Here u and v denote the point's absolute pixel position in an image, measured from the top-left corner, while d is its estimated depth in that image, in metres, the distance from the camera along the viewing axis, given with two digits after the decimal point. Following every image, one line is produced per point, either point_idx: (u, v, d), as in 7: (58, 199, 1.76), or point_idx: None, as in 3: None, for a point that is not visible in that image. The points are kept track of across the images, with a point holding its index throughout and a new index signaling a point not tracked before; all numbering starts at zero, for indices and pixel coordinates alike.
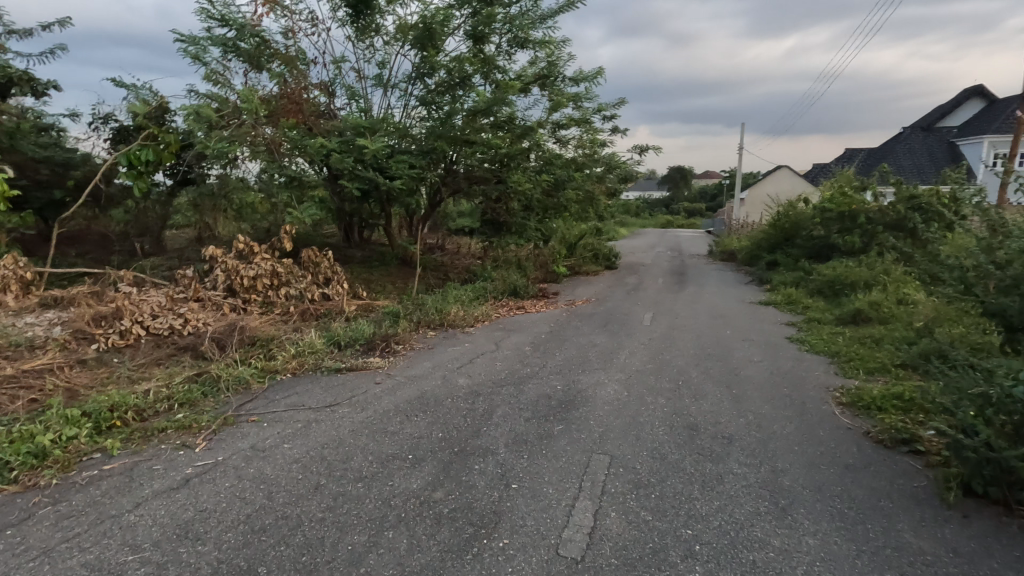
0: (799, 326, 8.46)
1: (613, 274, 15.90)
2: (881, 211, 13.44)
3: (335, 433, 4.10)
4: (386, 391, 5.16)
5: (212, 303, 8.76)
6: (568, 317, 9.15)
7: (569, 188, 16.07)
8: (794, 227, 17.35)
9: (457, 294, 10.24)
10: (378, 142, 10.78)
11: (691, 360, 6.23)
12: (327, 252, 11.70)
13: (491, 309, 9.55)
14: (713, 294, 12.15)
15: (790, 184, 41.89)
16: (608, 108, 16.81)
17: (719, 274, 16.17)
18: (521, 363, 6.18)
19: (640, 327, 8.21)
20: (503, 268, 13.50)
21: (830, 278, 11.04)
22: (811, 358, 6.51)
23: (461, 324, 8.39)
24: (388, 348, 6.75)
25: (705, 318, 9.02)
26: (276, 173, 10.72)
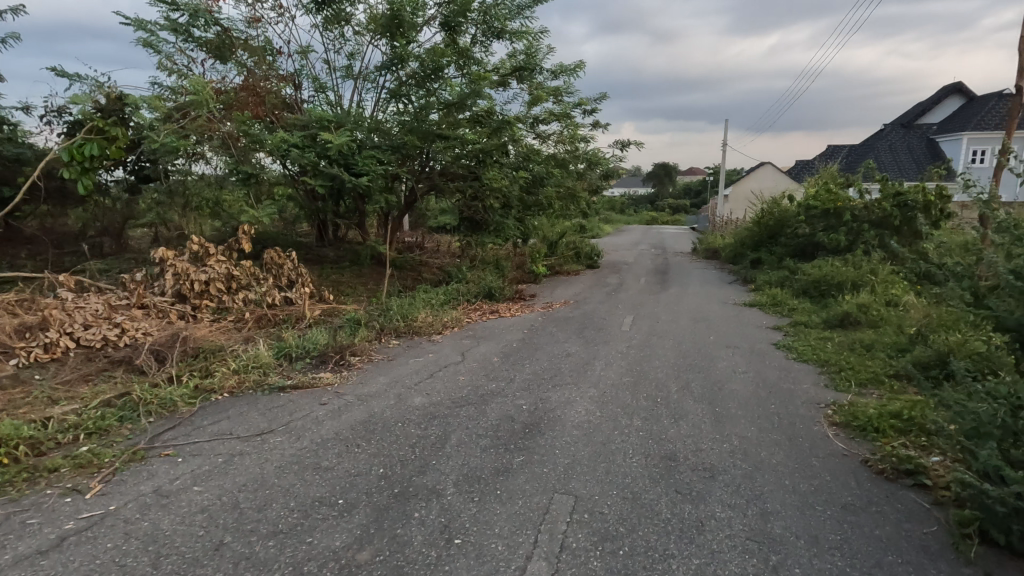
0: (784, 330, 8.04)
1: (594, 274, 15.44)
2: (867, 208, 13.13)
3: (258, 471, 3.53)
4: (331, 414, 4.59)
5: (159, 311, 8.10)
6: (544, 322, 8.64)
7: (549, 185, 15.55)
8: (779, 224, 17.02)
9: (427, 298, 9.68)
10: (342, 136, 10.14)
11: (670, 371, 5.75)
12: (291, 253, 11.05)
13: (462, 314, 8.99)
14: (696, 295, 11.73)
15: (773, 180, 41.82)
16: (589, 102, 16.31)
17: (702, 273, 15.77)
18: (486, 376, 5.65)
19: (618, 333, 7.73)
20: (479, 269, 12.96)
21: (816, 278, 10.67)
22: (799, 368, 6.07)
23: (427, 331, 7.82)
24: (343, 360, 6.17)
25: (687, 322, 8.57)
26: (232, 169, 9.99)
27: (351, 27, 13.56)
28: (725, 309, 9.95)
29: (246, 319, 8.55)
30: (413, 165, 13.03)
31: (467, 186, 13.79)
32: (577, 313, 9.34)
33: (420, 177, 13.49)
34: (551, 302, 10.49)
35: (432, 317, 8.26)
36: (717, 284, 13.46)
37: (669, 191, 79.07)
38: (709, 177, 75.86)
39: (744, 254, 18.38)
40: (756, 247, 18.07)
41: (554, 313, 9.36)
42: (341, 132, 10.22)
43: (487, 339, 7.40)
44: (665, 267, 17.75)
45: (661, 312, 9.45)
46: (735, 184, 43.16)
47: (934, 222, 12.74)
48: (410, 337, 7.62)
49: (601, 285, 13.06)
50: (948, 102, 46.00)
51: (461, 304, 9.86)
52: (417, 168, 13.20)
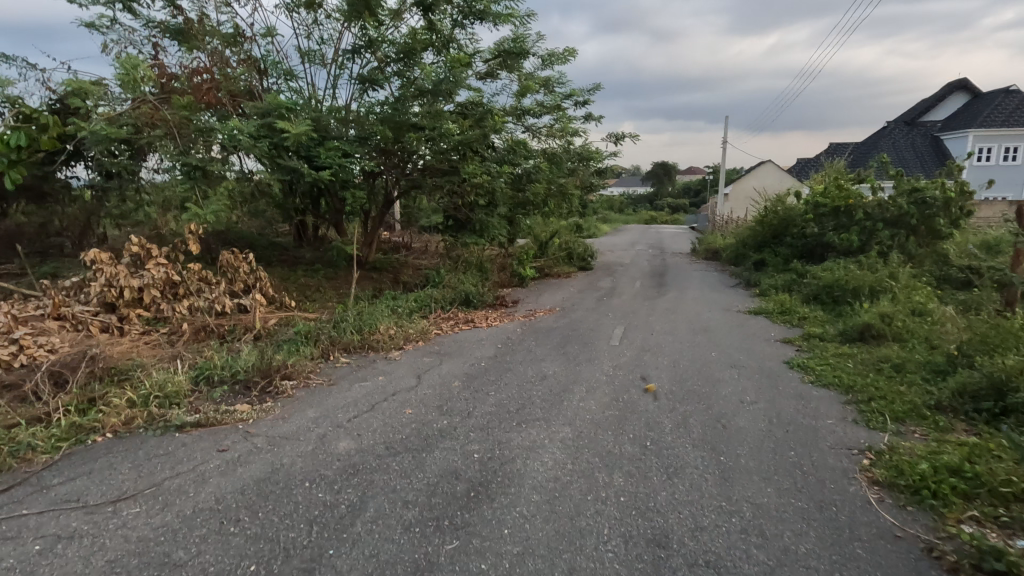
0: (796, 344, 7.04)
1: (586, 277, 14.44)
2: (880, 206, 12.11)
3: (78, 570, 2.51)
4: (226, 466, 3.56)
5: (80, 322, 7.08)
6: (522, 333, 7.62)
7: (538, 181, 14.51)
8: (784, 223, 15.99)
9: (395, 306, 8.66)
10: (300, 125, 9.07)
11: (663, 402, 4.73)
12: (249, 255, 10.01)
13: (431, 326, 7.97)
14: (696, 300, 10.74)
15: (775, 179, 40.80)
16: (580, 93, 15.27)
17: (703, 276, 14.75)
18: (438, 409, 4.61)
19: (606, 348, 6.70)
20: (460, 272, 11.94)
21: (827, 283, 9.66)
22: (820, 396, 5.06)
23: (385, 347, 6.78)
24: (272, 387, 5.13)
25: (685, 334, 7.56)
26: (175, 161, 8.73)
27: (321, 9, 12.49)
28: (728, 318, 8.93)
29: (182, 330, 7.53)
30: (388, 160, 11.98)
31: (448, 183, 12.74)
32: (562, 323, 8.33)
33: (396, 173, 12.43)
34: (535, 310, 9.46)
35: (393, 330, 7.23)
36: (718, 288, 12.47)
37: (668, 190, 78.00)
38: (709, 176, 74.80)
39: (746, 255, 17.35)
40: (759, 248, 17.04)
41: (536, 323, 8.36)
42: (300, 121, 9.18)
43: (453, 356, 6.38)
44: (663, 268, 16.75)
45: (656, 321, 8.44)
46: (736, 183, 42.11)
47: (954, 221, 11.74)
48: (364, 353, 6.58)
49: (593, 290, 12.05)
50: (952, 100, 44.97)
51: (434, 313, 8.84)
52: (393, 163, 12.15)
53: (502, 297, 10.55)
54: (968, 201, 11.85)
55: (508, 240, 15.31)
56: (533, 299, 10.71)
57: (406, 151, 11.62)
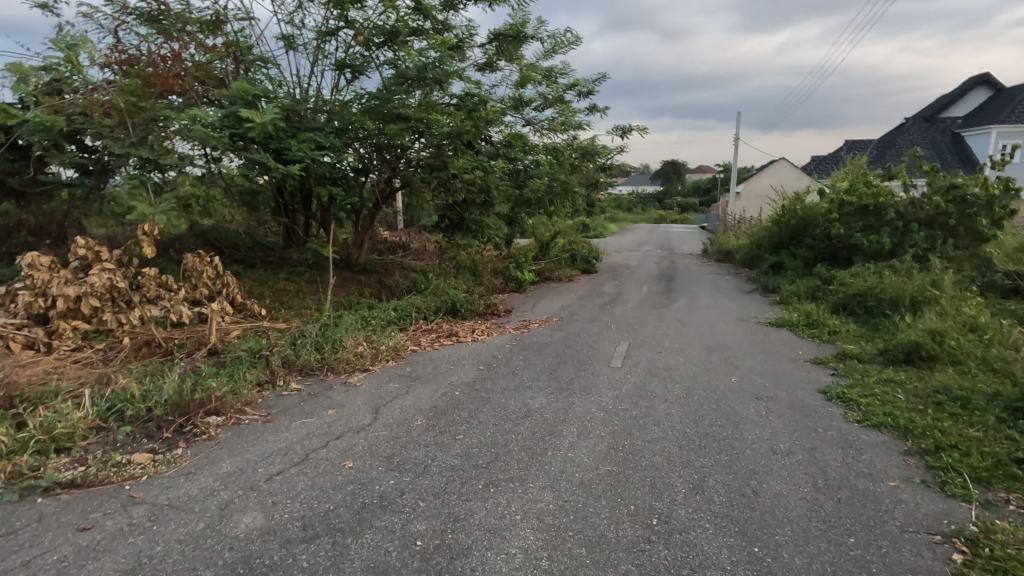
0: (829, 367, 6.02)
1: (590, 281, 13.44)
2: (913, 205, 11.00)
3: None
4: (75, 559, 2.61)
5: (2, 336, 6.20)
6: (511, 350, 6.65)
7: (539, 178, 13.45)
8: (804, 223, 14.87)
9: (369, 317, 7.70)
10: (267, 113, 8.08)
11: (674, 452, 3.73)
12: (216, 259, 9.07)
13: (408, 342, 6.99)
14: (710, 308, 9.73)
15: (789, 176, 39.47)
16: (584, 84, 14.23)
17: (715, 280, 13.68)
18: (389, 461, 3.65)
19: (606, 371, 5.70)
20: (451, 277, 11.00)
21: (858, 291, 8.61)
22: (870, 442, 4.05)
23: (347, 370, 5.79)
24: (191, 427, 4.16)
25: (699, 352, 6.54)
26: (122, 153, 7.69)
27: None
28: (748, 331, 7.89)
29: (123, 345, 6.63)
30: (374, 154, 11.03)
31: (439, 180, 11.75)
32: (560, 336, 7.36)
33: (383, 168, 11.45)
34: (531, 320, 8.47)
35: (360, 347, 6.24)
36: (733, 294, 11.46)
37: (678, 189, 76.55)
38: (719, 174, 73.40)
39: (762, 258, 16.23)
40: (777, 250, 15.93)
41: (530, 337, 7.38)
42: (268, 110, 8.23)
43: (426, 382, 5.41)
44: (672, 271, 15.70)
45: (664, 335, 7.45)
46: (748, 181, 40.82)
47: (997, 221, 10.60)
48: (321, 377, 5.62)
49: (595, 296, 11.05)
50: (973, 95, 43.33)
51: (414, 326, 7.85)
52: (380, 158, 11.19)
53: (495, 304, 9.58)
54: (1013, 199, 10.70)
55: (506, 241, 14.32)
56: (529, 308, 9.74)
57: (393, 145, 10.62)
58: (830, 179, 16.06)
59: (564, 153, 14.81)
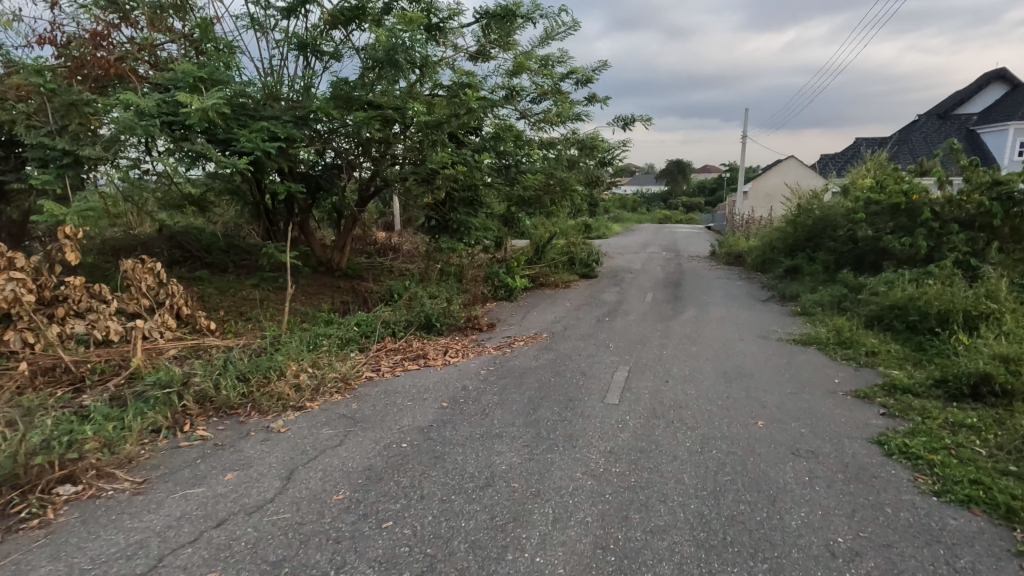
0: (876, 405, 4.85)
1: (588, 288, 12.29)
2: (952, 203, 9.77)
3: None
4: None
5: None
6: (486, 379, 5.50)
7: (532, 174, 12.28)
8: (824, 223, 13.64)
9: (323, 336, 6.55)
10: (207, 98, 6.96)
11: (690, 563, 2.58)
12: (156, 261, 7.90)
13: (361, 367, 5.84)
14: (723, 320, 8.58)
15: (798, 175, 38.12)
16: (580, 71, 13.10)
17: (727, 286, 12.51)
18: (273, 572, 2.53)
19: (599, 410, 4.56)
20: (432, 285, 9.88)
21: (897, 302, 7.41)
22: (965, 535, 2.87)
23: (275, 408, 4.65)
24: (23, 507, 3.03)
25: (713, 381, 5.40)
26: (39, 145, 6.60)
27: None
28: (770, 350, 6.74)
29: (19, 375, 5.50)
30: (347, 148, 9.90)
31: (421, 176, 10.61)
32: (548, 359, 6.21)
33: (359, 164, 10.33)
34: (516, 337, 7.34)
35: (296, 378, 5.09)
36: (749, 303, 10.29)
37: (683, 188, 75.15)
38: (725, 173, 71.95)
39: (777, 261, 15.02)
40: (793, 252, 14.71)
41: (513, 359, 6.25)
42: (210, 94, 7.11)
43: (370, 427, 4.28)
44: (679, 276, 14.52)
45: (672, 357, 6.30)
46: (756, 180, 39.51)
47: None
48: (240, 419, 4.47)
49: (594, 306, 9.90)
50: (988, 92, 41.82)
51: (376, 346, 6.70)
52: (354, 152, 10.06)
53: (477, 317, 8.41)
54: None
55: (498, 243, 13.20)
56: (517, 321, 8.56)
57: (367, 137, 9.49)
58: (850, 175, 14.82)
59: (560, 147, 13.66)
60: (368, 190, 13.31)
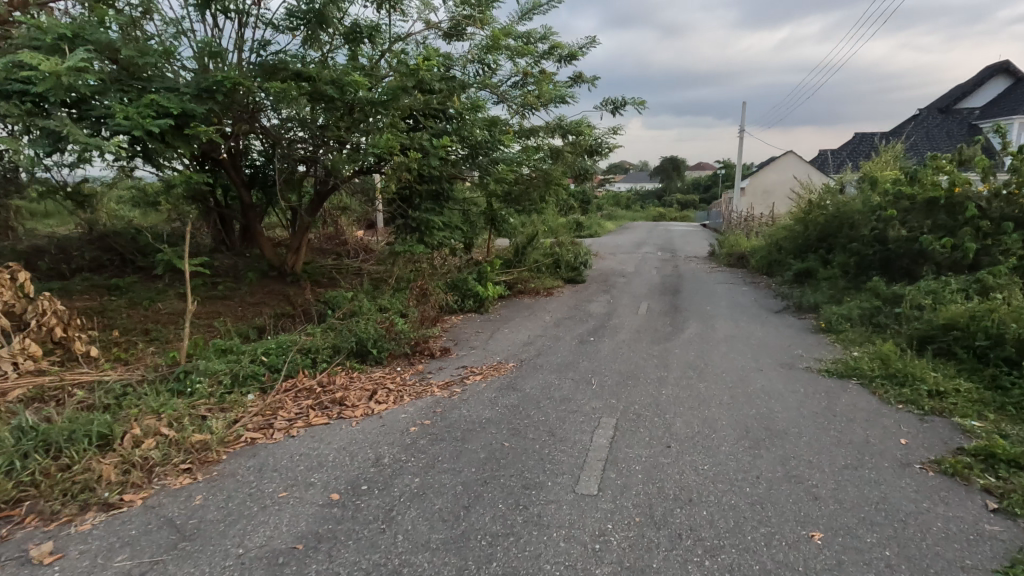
0: (979, 493, 3.28)
1: (574, 296, 10.69)
2: (1001, 198, 8.23)
3: None
4: None
5: None
6: (412, 444, 3.90)
7: (509, 165, 10.62)
8: (843, 222, 12.10)
9: (209, 374, 4.92)
10: (63, 60, 5.32)
11: None
12: (22, 272, 6.26)
13: (244, 423, 4.22)
14: (735, 340, 7.04)
15: (797, 172, 36.71)
16: (564, 47, 11.53)
17: (731, 293, 10.99)
18: None
19: (566, 512, 2.98)
20: (384, 296, 8.27)
21: (958, 323, 5.86)
22: None
23: (66, 511, 3.02)
24: None
25: (735, 446, 3.83)
26: None
27: None
28: (800, 387, 5.20)
29: None
30: (283, 133, 8.25)
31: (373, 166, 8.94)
32: (509, 404, 4.62)
33: (299, 154, 8.67)
34: (474, 370, 5.72)
35: (125, 454, 3.46)
36: (761, 316, 8.76)
37: (677, 186, 73.73)
38: (719, 171, 70.61)
39: (786, 264, 13.49)
40: (804, 255, 13.18)
41: (462, 406, 4.66)
42: (71, 55, 5.47)
43: (197, 551, 2.67)
44: (676, 280, 12.98)
45: (674, 400, 4.74)
46: (754, 176, 37.90)
47: None
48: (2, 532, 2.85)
49: (578, 320, 8.31)
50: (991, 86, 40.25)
51: (282, 386, 5.07)
52: (292, 138, 8.41)
53: (430, 339, 6.78)
54: None
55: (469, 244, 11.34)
56: (482, 344, 6.93)
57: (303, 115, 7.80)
58: (867, 168, 13.30)
59: (542, 136, 12.05)
60: (325, 184, 11.69)
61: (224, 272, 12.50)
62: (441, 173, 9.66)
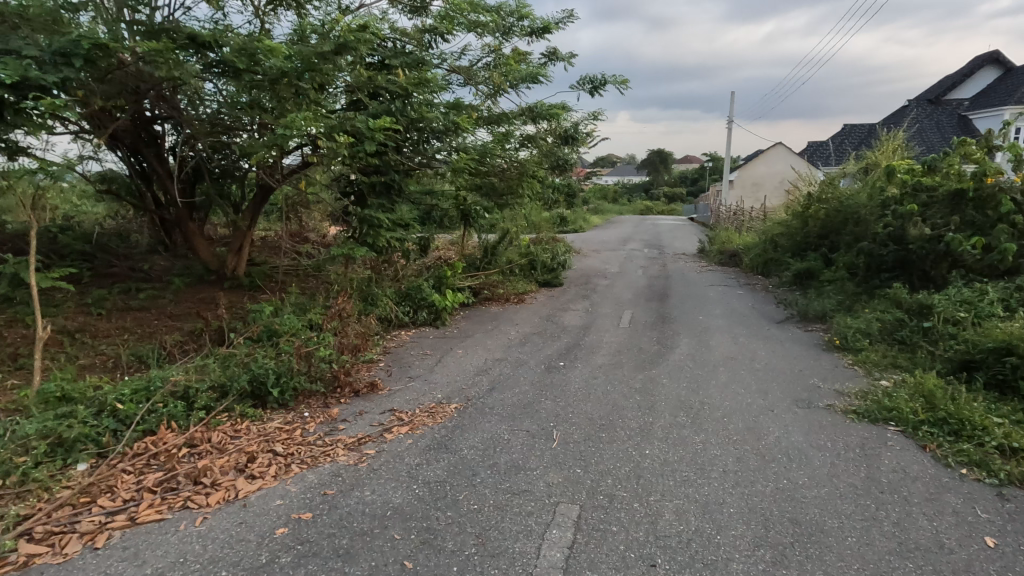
0: None
1: (548, 303, 9.38)
2: None
3: None
4: None
5: None
6: (271, 563, 2.58)
7: (472, 154, 9.24)
8: (849, 218, 10.91)
9: (22, 438, 3.56)
10: None
11: None
12: None
13: (38, 524, 2.89)
14: (734, 364, 5.79)
15: (787, 163, 35.72)
16: (537, 19, 10.18)
17: (726, 298, 9.79)
18: None
19: None
20: (317, 310, 6.90)
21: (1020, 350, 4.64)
22: None
23: None
24: None
25: (750, 564, 2.56)
26: None
27: None
28: (823, 440, 3.97)
29: None
30: (190, 113, 6.81)
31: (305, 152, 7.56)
32: (431, 482, 3.31)
33: (215, 140, 7.25)
34: (402, 417, 4.38)
35: None
36: (762, 328, 7.54)
37: (664, 179, 72.72)
38: (707, 163, 69.73)
39: (783, 263, 12.30)
40: (804, 255, 11.98)
41: (367, 483, 3.34)
42: None
43: None
44: (665, 283, 11.70)
45: (660, 469, 3.46)
46: (743, 168, 36.77)
47: None
48: None
49: (549, 337, 7.00)
50: (982, 75, 39.07)
51: (131, 450, 3.72)
52: (203, 119, 6.97)
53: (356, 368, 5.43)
54: None
55: (423, 244, 9.35)
56: (426, 372, 5.60)
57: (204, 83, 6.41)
58: (873, 158, 12.10)
59: (513, 122, 10.68)
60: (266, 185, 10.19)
61: (156, 277, 11.07)
62: (390, 162, 8.26)
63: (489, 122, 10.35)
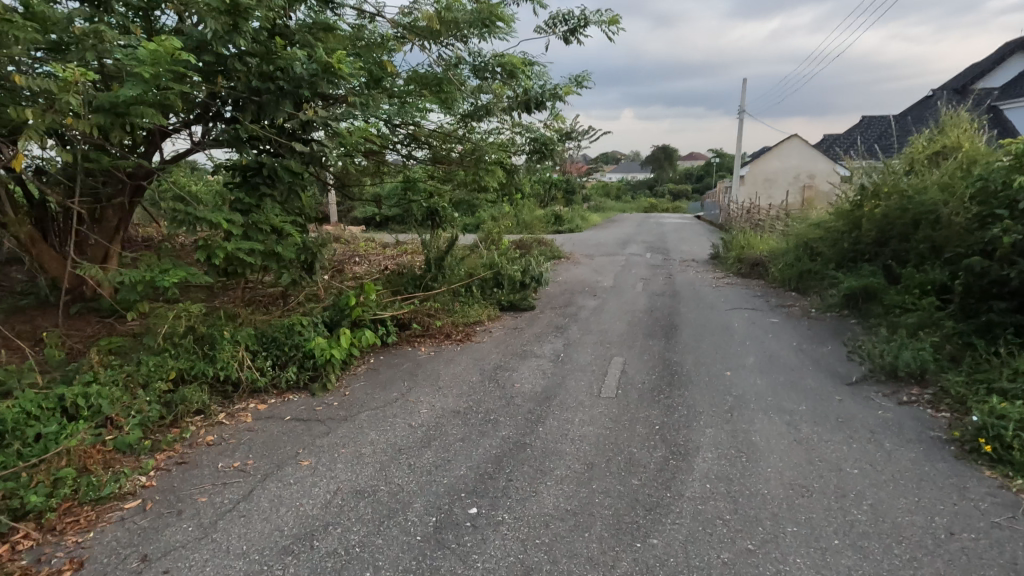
0: None
1: (506, 341, 6.52)
2: None
3: None
4: None
5: None
6: None
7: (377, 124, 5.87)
8: (924, 219, 7.97)
9: None
10: None
11: None
12: None
13: None
14: (819, 521, 2.90)
15: (803, 157, 32.66)
16: None
17: (759, 333, 6.93)
18: None
19: None
20: (84, 379, 4.08)
21: None
22: None
23: None
24: None
25: None
26: None
27: None
28: None
29: None
30: None
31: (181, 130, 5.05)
32: None
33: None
34: None
35: None
36: (833, 401, 4.67)
37: (668, 175, 69.56)
38: (713, 159, 66.57)
39: (829, 278, 9.38)
40: (857, 268, 9.05)
41: None
42: None
43: None
44: (675, 305, 8.76)
45: None
46: (754, 163, 33.70)
47: None
48: None
49: (478, 424, 4.12)
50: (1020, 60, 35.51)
51: None
52: None
53: (24, 566, 2.59)
54: None
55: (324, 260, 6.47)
56: (186, 548, 2.69)
57: None
58: (949, 137, 9.06)
59: (462, 87, 7.29)
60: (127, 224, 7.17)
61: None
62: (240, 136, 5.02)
63: (422, 88, 7.25)
